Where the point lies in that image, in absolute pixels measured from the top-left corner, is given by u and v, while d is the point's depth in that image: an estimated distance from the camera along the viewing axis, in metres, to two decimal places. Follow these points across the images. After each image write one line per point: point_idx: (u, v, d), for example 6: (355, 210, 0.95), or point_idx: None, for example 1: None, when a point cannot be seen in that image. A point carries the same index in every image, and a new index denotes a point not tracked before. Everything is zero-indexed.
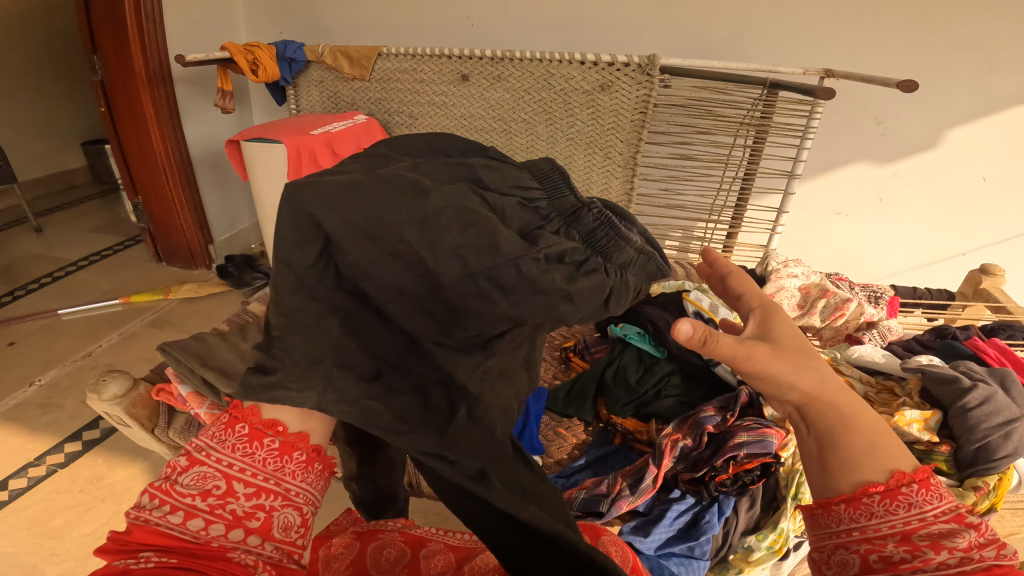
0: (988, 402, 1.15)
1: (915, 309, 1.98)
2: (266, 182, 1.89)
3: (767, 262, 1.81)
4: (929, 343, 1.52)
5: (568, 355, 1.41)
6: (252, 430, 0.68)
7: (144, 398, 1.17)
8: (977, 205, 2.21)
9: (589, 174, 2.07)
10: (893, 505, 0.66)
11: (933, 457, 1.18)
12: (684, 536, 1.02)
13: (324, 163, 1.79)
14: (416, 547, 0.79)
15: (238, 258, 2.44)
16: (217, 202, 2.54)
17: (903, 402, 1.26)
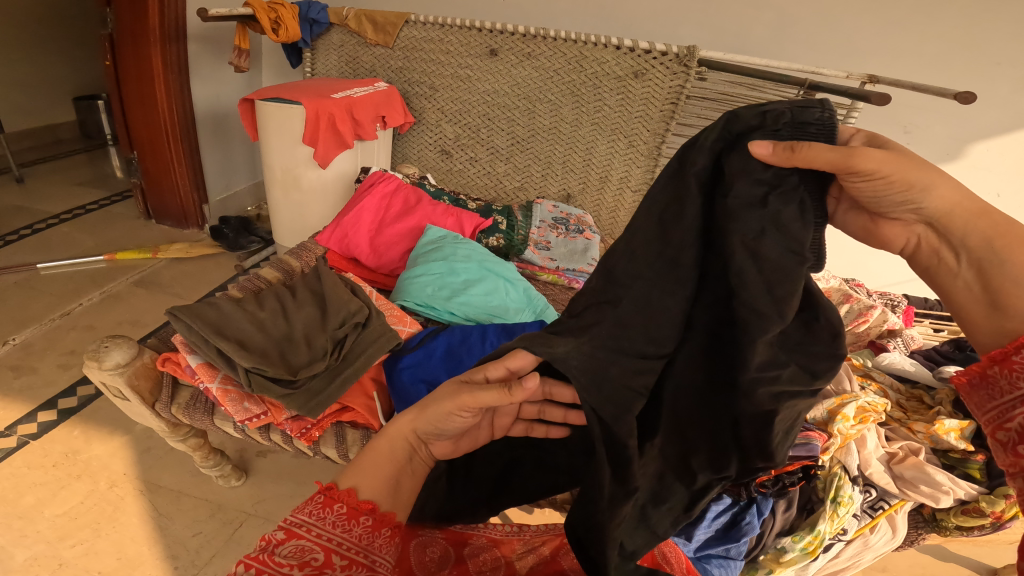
0: None
1: (924, 319, 1.94)
2: (276, 140, 1.77)
3: None
4: (951, 355, 1.51)
5: None
6: (349, 507, 0.64)
7: (147, 368, 1.01)
8: None
9: (610, 161, 2.03)
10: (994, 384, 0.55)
11: (967, 466, 1.16)
12: (723, 538, 1.04)
13: (344, 130, 1.72)
14: (455, 544, 0.78)
15: (235, 220, 2.35)
16: (218, 164, 2.44)
17: (937, 411, 1.24)
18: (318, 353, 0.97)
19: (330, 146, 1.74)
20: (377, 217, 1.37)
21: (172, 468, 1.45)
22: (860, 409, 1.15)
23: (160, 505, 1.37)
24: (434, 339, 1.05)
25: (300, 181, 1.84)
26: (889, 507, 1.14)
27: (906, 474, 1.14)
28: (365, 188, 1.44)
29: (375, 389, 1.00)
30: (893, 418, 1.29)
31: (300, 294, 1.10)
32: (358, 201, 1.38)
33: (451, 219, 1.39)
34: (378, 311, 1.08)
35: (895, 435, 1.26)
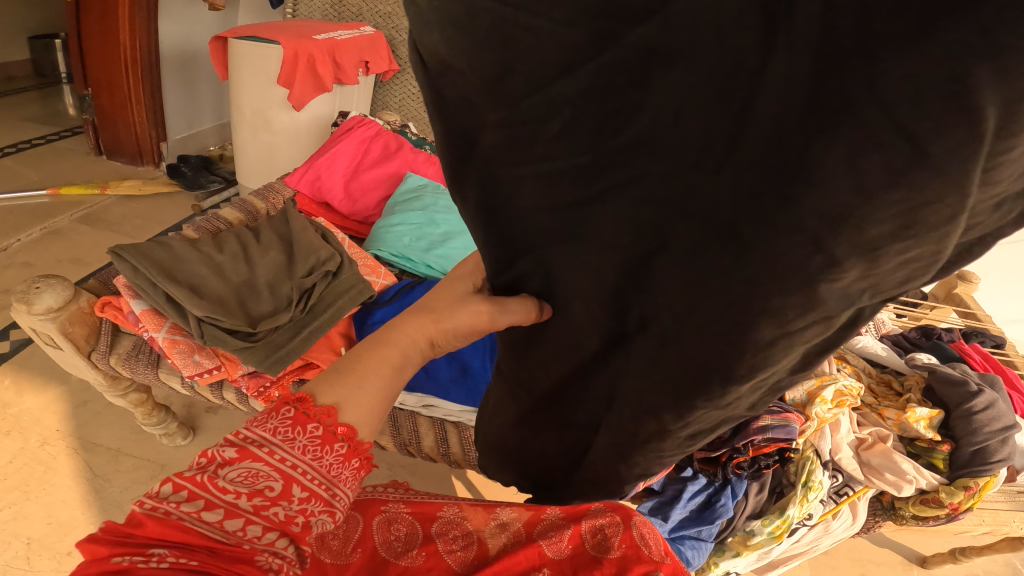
0: (990, 406, 1.11)
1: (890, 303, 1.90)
2: (246, 76, 1.51)
3: None
4: (919, 343, 1.49)
5: None
6: (326, 431, 0.48)
7: (83, 315, 0.89)
8: None
9: None
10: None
11: (931, 455, 1.13)
12: (696, 519, 1.01)
13: (325, 74, 1.45)
14: (422, 520, 0.70)
15: (196, 159, 2.21)
16: (181, 104, 2.26)
17: (908, 398, 1.21)
18: (282, 302, 0.81)
19: (306, 87, 1.47)
20: (354, 162, 1.21)
21: (110, 425, 1.34)
22: (839, 392, 1.09)
23: (95, 465, 1.26)
24: (409, 292, 0.92)
25: (271, 122, 1.57)
26: (854, 494, 1.10)
27: (873, 461, 1.09)
28: (343, 131, 1.28)
29: (345, 344, 0.87)
30: (865, 403, 1.24)
31: (264, 236, 0.90)
32: (334, 144, 1.22)
33: (432, 168, 1.28)
34: (352, 260, 0.89)
35: (865, 421, 1.21)
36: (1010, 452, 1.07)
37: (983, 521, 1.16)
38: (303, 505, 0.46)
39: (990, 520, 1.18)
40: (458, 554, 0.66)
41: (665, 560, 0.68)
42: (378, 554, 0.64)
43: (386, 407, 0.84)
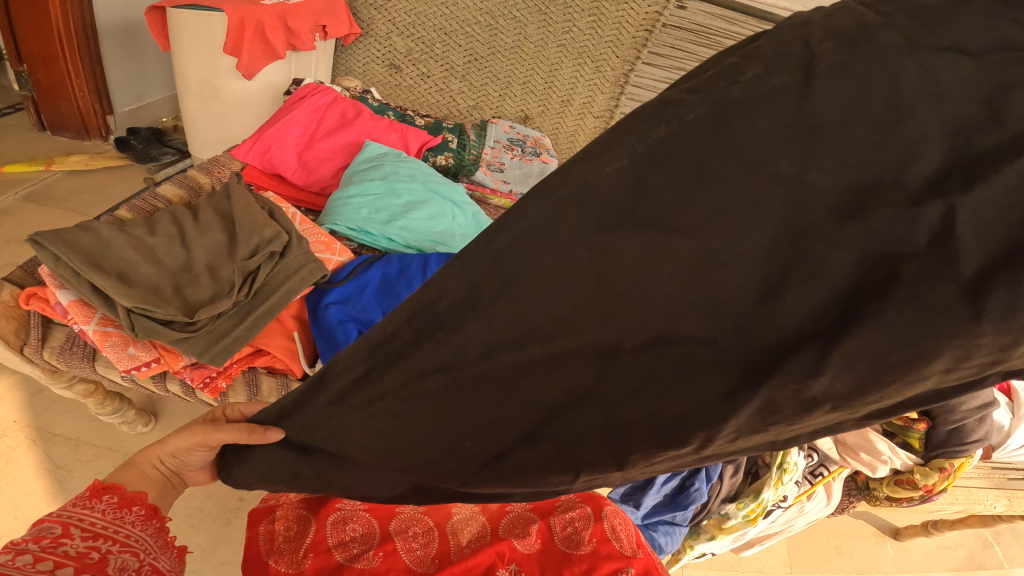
0: None
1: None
2: (187, 46, 1.35)
3: None
4: None
5: None
6: (116, 496, 0.48)
7: (7, 309, 0.81)
8: None
9: (573, 86, 1.88)
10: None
11: (906, 434, 0.95)
12: (671, 504, 0.93)
13: (277, 41, 1.31)
14: (380, 517, 0.65)
15: (146, 131, 2.08)
16: (127, 73, 2.11)
17: None
18: (224, 287, 0.74)
19: (257, 54, 1.32)
20: (307, 131, 1.12)
21: (68, 413, 1.27)
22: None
23: (56, 456, 1.19)
24: (365, 270, 0.86)
25: (222, 93, 1.41)
26: (829, 474, 1.01)
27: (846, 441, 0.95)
28: (294, 100, 1.16)
29: (298, 328, 0.82)
30: None
31: (201, 216, 0.82)
32: (285, 111, 1.12)
33: (395, 135, 1.20)
34: (301, 237, 0.81)
35: None
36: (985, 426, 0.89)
37: (956, 499, 1.11)
38: (89, 543, 0.42)
39: (964, 499, 1.13)
40: (416, 552, 0.61)
41: (637, 555, 0.65)
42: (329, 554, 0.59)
43: None
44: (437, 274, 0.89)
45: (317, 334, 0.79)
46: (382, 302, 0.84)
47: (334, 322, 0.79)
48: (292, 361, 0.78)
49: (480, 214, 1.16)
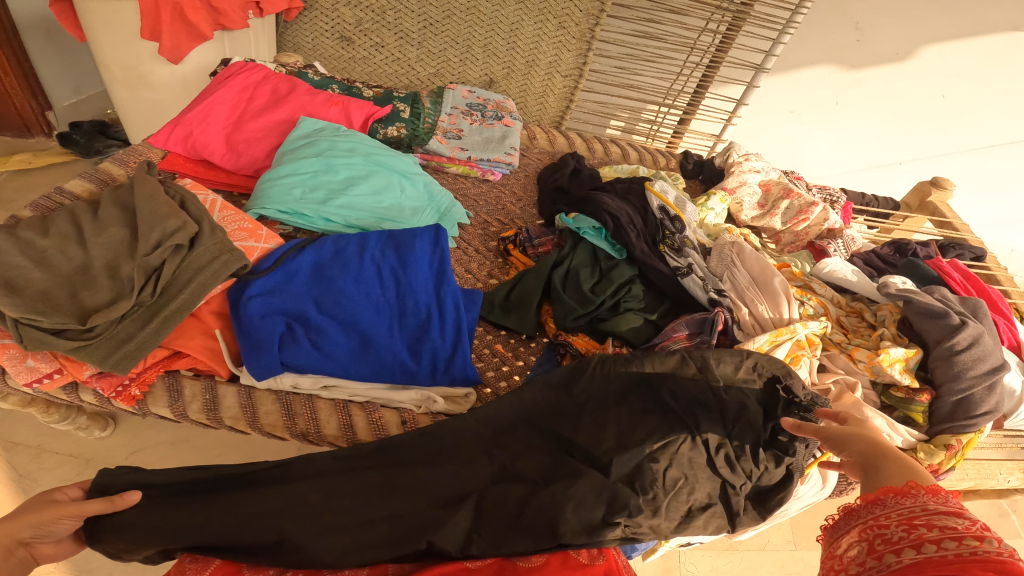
0: (974, 344, 1.00)
1: (860, 215, 1.77)
2: (103, 33, 1.22)
3: (728, 152, 1.59)
4: (893, 262, 1.38)
5: (507, 247, 1.11)
6: None
7: None
8: (928, 123, 2.05)
9: (537, 44, 1.78)
10: (894, 499, 0.48)
11: (910, 409, 1.01)
12: None
13: (200, 23, 1.19)
14: None
15: (89, 123, 1.92)
16: (62, 63, 1.96)
17: (882, 334, 1.07)
18: (123, 289, 0.66)
19: (179, 36, 1.20)
20: (235, 112, 1.02)
21: (27, 421, 1.20)
22: (795, 345, 0.97)
23: (19, 465, 1.13)
24: (296, 254, 0.78)
25: (148, 79, 1.31)
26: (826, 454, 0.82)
27: (844, 417, 0.95)
28: (219, 80, 1.07)
29: (220, 325, 0.74)
30: (834, 341, 1.08)
31: (101, 210, 0.73)
32: (207, 91, 1.03)
33: (335, 108, 1.09)
34: (214, 225, 0.73)
35: (831, 365, 1.05)
36: (993, 391, 0.99)
37: (966, 475, 1.10)
38: None
39: (974, 475, 1.12)
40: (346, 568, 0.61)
41: (596, 562, 0.64)
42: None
43: (274, 393, 0.74)
44: (376, 254, 0.81)
45: (238, 328, 0.71)
46: (314, 289, 0.76)
47: (257, 316, 0.71)
48: (214, 362, 0.72)
49: (432, 184, 1.08)
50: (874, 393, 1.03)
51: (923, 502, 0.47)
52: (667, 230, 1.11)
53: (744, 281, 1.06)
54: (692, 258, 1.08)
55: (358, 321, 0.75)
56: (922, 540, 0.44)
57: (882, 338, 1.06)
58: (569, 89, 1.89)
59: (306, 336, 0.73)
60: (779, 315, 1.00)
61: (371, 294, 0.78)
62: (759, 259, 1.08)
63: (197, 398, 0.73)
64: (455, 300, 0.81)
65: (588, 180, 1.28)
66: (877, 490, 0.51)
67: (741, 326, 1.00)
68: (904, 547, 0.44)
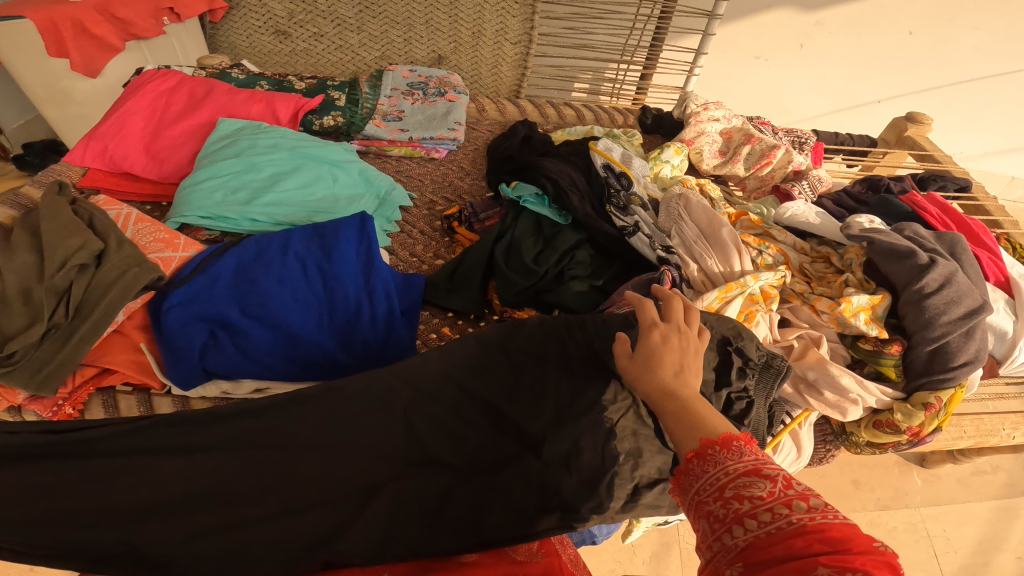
0: (948, 284, 0.78)
1: (837, 154, 1.63)
2: (16, 56, 1.31)
3: (687, 102, 1.46)
4: (864, 199, 1.18)
5: (451, 225, 1.08)
6: None
7: None
8: (898, 58, 1.99)
9: (479, 13, 1.73)
10: (700, 465, 0.46)
11: (880, 364, 0.80)
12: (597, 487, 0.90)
13: (104, 34, 1.33)
14: None
15: (40, 142, 1.74)
16: None
17: (845, 279, 0.85)
18: (38, 312, 0.70)
19: (91, 51, 1.35)
20: (151, 121, 1.13)
21: None
22: (748, 300, 0.84)
23: None
24: (217, 261, 0.83)
25: (72, 95, 1.44)
26: (792, 422, 0.81)
27: (808, 377, 0.80)
28: (132, 88, 1.18)
29: (145, 338, 0.78)
30: (793, 291, 0.88)
31: (11, 237, 0.77)
32: (122, 103, 1.14)
33: None
34: (121, 240, 0.79)
35: (794, 317, 0.87)
36: (969, 339, 0.78)
37: (964, 434, 1.07)
38: None
39: (975, 432, 1.09)
40: None
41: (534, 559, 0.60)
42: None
43: (208, 400, 0.78)
44: (300, 251, 0.85)
45: (161, 339, 0.76)
46: (235, 294, 0.81)
47: (177, 325, 0.76)
48: (143, 375, 0.75)
49: (368, 169, 1.09)
50: (841, 346, 0.84)
51: (725, 465, 0.44)
52: (612, 188, 1.04)
53: (692, 235, 0.94)
54: (638, 215, 1.00)
55: (281, 320, 0.79)
56: (749, 512, 0.40)
57: (846, 285, 0.85)
58: (522, 56, 1.84)
59: (228, 340, 0.77)
60: (730, 271, 0.87)
61: (294, 290, 0.82)
62: (706, 210, 0.96)
63: (133, 410, 0.77)
64: (385, 287, 0.85)
65: (538, 145, 1.23)
66: (692, 452, 0.47)
67: (688, 285, 0.90)
68: (732, 524, 0.41)
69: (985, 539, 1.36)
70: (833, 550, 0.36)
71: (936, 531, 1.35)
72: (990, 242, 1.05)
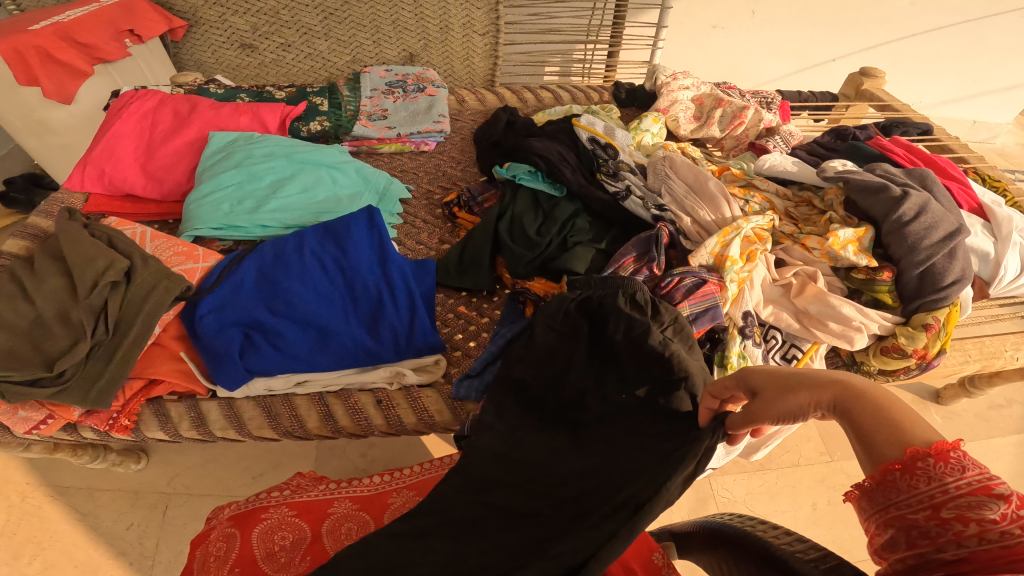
0: (922, 213, 0.85)
1: (803, 111, 1.71)
2: None
3: (657, 74, 1.52)
4: (834, 147, 1.25)
5: (453, 211, 1.11)
6: None
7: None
8: (846, 16, 2.07)
9: (444, 7, 1.75)
10: (911, 480, 0.42)
11: (874, 290, 0.86)
12: None
13: (69, 59, 1.34)
14: (314, 520, 0.76)
15: (21, 177, 1.73)
16: None
17: (829, 218, 0.92)
18: (82, 335, 0.73)
19: (60, 77, 1.35)
20: (141, 142, 1.15)
21: (69, 465, 1.24)
22: (745, 241, 0.89)
23: (80, 505, 1.19)
24: (238, 268, 0.86)
25: (49, 123, 1.44)
26: (804, 355, 0.88)
27: (811, 311, 0.86)
28: (116, 112, 1.19)
29: (184, 347, 0.81)
30: (783, 233, 0.94)
31: (37, 265, 0.79)
32: (108, 127, 1.14)
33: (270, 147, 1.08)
34: (145, 256, 0.81)
35: (788, 258, 0.93)
36: (951, 260, 0.84)
37: (969, 356, 1.12)
38: None
39: (980, 355, 1.14)
40: None
41: None
42: (258, 566, 0.69)
43: (253, 398, 0.82)
44: (317, 250, 0.88)
45: (199, 345, 0.79)
46: (261, 295, 0.84)
47: (213, 330, 0.79)
48: (189, 381, 0.79)
49: (364, 168, 1.12)
50: (837, 279, 0.90)
51: (945, 480, 0.40)
52: (601, 158, 1.06)
53: (681, 191, 0.99)
54: (629, 180, 1.03)
55: (310, 315, 0.82)
56: (971, 534, 0.38)
57: (830, 222, 0.91)
58: (491, 46, 1.88)
59: (265, 341, 0.81)
60: (723, 220, 0.93)
61: (319, 287, 0.85)
62: (691, 166, 1.01)
63: (184, 417, 0.80)
64: (403, 275, 0.88)
65: (523, 128, 1.26)
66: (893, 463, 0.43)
67: (684, 238, 0.95)
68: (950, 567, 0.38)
69: (1016, 475, 1.47)
70: None
71: None
72: (957, 174, 1.13)
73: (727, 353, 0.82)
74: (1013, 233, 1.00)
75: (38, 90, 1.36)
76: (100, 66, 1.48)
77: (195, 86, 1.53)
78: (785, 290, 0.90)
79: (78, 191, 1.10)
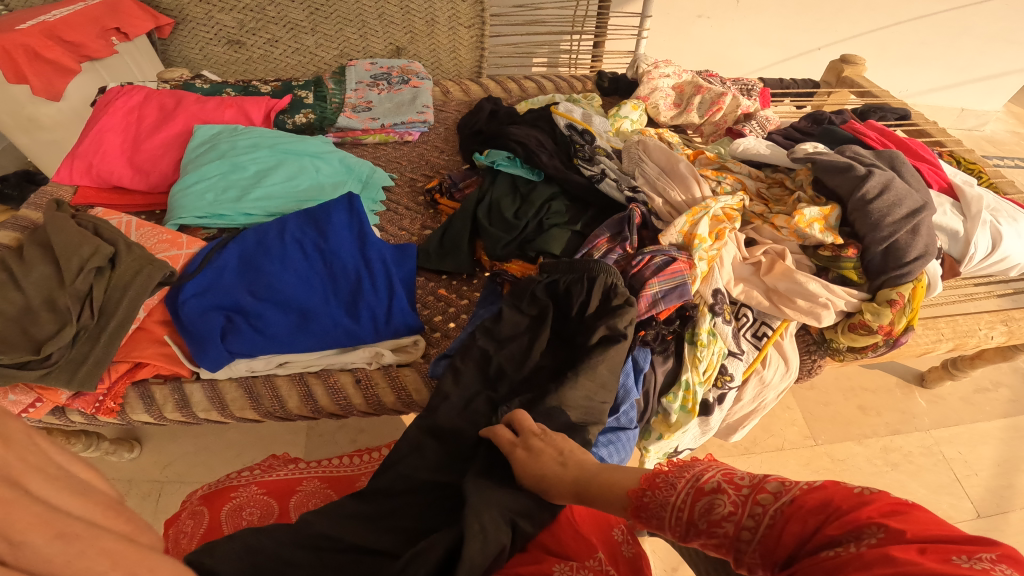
0: (886, 190, 0.87)
1: (785, 97, 1.73)
2: None
3: (638, 62, 1.54)
4: (809, 131, 1.27)
5: (434, 198, 1.13)
6: None
7: None
8: (830, 4, 2.09)
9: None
10: (665, 493, 0.52)
11: (841, 267, 0.89)
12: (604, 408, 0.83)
13: (56, 57, 1.35)
14: (281, 496, 0.78)
15: (14, 174, 1.75)
16: None
17: (797, 198, 0.95)
18: (68, 320, 0.75)
19: (48, 75, 1.37)
20: (127, 136, 1.16)
21: None
22: (714, 221, 0.92)
23: None
24: (220, 254, 0.88)
25: (38, 120, 1.46)
26: (774, 332, 0.91)
27: (779, 288, 0.89)
28: (102, 107, 1.20)
29: (167, 331, 0.84)
30: (754, 214, 0.97)
31: (24, 252, 0.81)
32: (95, 122, 1.16)
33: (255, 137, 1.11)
34: (129, 243, 0.83)
35: (758, 237, 0.95)
36: (914, 236, 0.86)
37: (942, 334, 1.13)
38: None
39: (953, 333, 1.16)
40: None
41: None
42: None
43: (235, 380, 0.84)
44: (298, 235, 0.91)
45: (182, 328, 0.82)
46: (243, 280, 0.87)
47: (196, 314, 0.82)
48: (173, 364, 0.81)
49: (347, 157, 1.14)
50: (805, 257, 0.93)
51: (674, 497, 0.51)
52: (578, 143, 1.08)
53: (654, 174, 1.01)
54: (604, 164, 1.05)
55: (290, 299, 0.85)
56: (734, 532, 0.47)
57: (799, 202, 0.94)
58: (477, 38, 1.89)
59: (245, 323, 0.83)
60: (693, 200, 0.95)
61: (299, 271, 0.88)
62: (665, 149, 1.03)
63: (169, 399, 0.83)
64: (381, 259, 0.91)
65: (505, 116, 1.28)
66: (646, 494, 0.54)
67: (657, 219, 0.98)
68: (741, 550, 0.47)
69: (1003, 460, 1.48)
70: (828, 514, 0.42)
71: (951, 453, 1.48)
72: (928, 156, 1.15)
73: (697, 329, 0.86)
74: (981, 211, 1.02)
75: (26, 87, 1.38)
76: (87, 64, 1.49)
77: (181, 81, 1.55)
78: (755, 268, 0.92)
79: (66, 183, 1.12)
